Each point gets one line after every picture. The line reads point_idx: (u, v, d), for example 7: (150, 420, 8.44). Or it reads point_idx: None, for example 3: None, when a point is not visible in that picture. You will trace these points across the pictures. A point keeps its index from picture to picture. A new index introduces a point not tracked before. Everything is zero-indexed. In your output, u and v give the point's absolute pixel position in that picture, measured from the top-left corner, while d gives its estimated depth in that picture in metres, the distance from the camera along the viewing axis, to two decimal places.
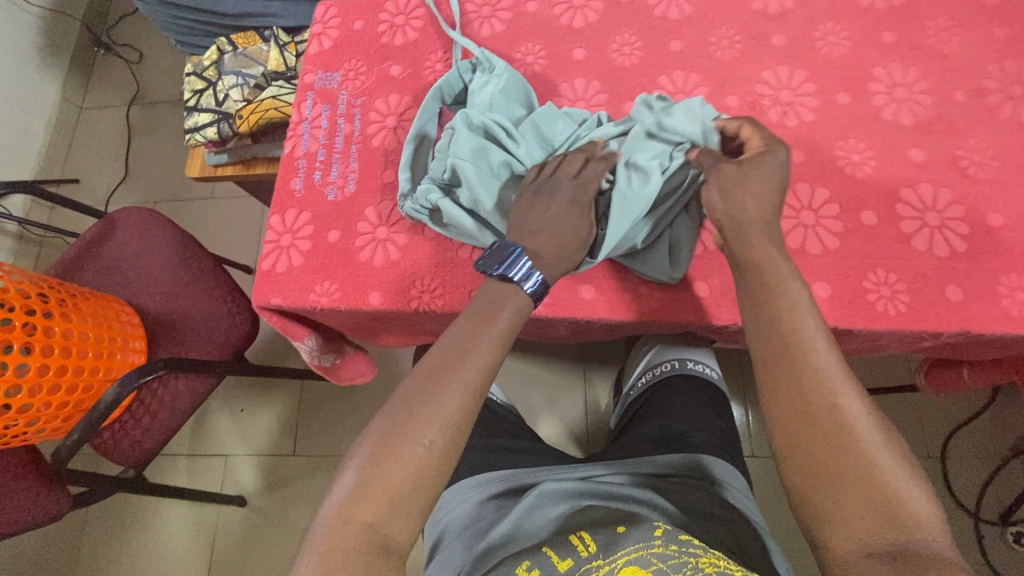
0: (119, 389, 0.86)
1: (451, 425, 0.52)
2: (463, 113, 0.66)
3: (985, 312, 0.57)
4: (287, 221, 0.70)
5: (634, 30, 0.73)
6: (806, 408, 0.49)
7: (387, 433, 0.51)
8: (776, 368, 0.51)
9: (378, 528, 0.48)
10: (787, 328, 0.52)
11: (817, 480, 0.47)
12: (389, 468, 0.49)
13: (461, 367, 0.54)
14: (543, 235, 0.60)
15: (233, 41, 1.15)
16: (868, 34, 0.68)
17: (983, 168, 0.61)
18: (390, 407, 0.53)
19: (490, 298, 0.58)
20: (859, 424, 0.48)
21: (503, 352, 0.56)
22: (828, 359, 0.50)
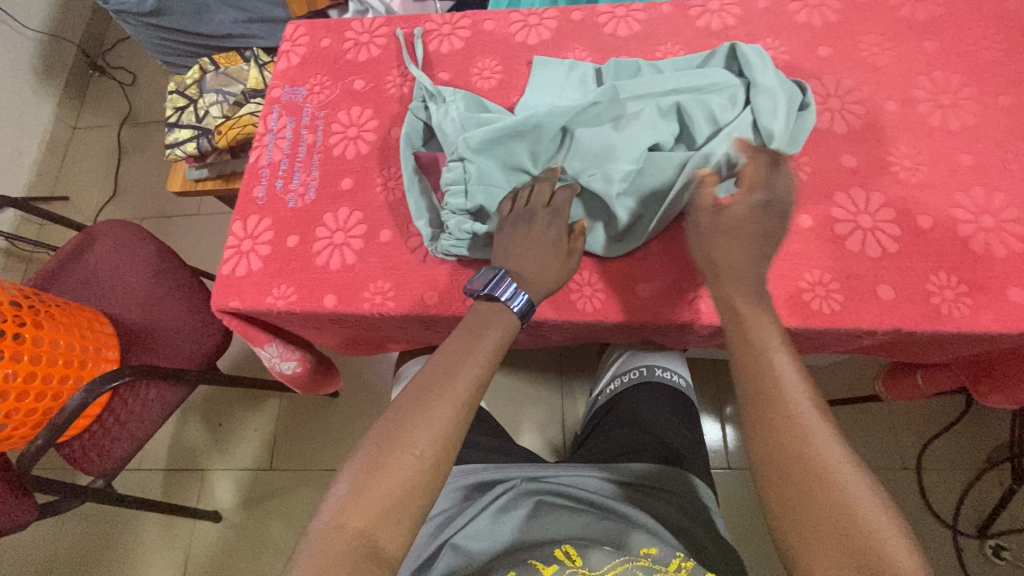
0: (85, 394, 0.86)
1: (441, 437, 0.51)
2: (463, 138, 0.66)
3: (916, 310, 0.59)
4: (248, 227, 0.72)
5: (585, 47, 0.77)
6: (780, 446, 0.46)
7: (382, 443, 0.51)
8: (751, 408, 0.49)
9: (369, 535, 0.47)
10: (764, 367, 0.50)
11: (791, 520, 0.43)
12: (383, 478, 0.49)
13: (449, 382, 0.54)
14: (526, 258, 0.61)
15: (216, 61, 1.19)
16: (805, 48, 0.71)
17: (913, 174, 0.64)
18: (384, 421, 0.53)
19: (487, 315, 0.58)
20: (838, 464, 0.44)
21: (492, 369, 0.56)
22: (802, 396, 0.48)
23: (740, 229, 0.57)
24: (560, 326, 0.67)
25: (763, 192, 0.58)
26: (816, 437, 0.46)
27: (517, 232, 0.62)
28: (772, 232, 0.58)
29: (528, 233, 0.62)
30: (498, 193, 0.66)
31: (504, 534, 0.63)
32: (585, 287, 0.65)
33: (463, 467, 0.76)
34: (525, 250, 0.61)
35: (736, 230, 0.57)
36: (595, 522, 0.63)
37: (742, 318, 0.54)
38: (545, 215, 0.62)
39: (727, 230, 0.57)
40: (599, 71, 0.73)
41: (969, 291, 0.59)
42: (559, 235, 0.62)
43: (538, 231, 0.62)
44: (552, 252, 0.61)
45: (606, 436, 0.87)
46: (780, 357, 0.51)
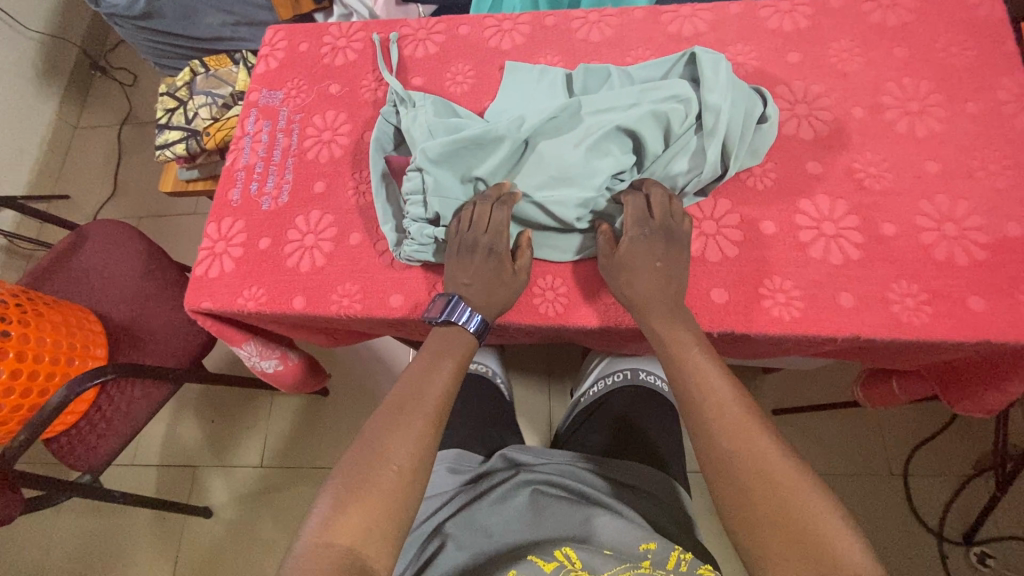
0: (68, 391, 0.88)
1: (418, 449, 0.54)
2: (420, 148, 0.66)
3: (875, 318, 0.58)
4: (222, 229, 0.74)
5: (557, 51, 0.77)
6: (727, 462, 0.50)
7: (363, 461, 0.52)
8: (697, 428, 0.53)
9: (358, 552, 0.47)
10: (695, 389, 0.54)
11: (746, 528, 0.47)
12: (370, 494, 0.50)
13: (420, 398, 0.56)
14: (476, 284, 0.62)
15: (206, 63, 1.21)
16: (774, 55, 0.71)
17: (877, 180, 0.64)
18: (364, 439, 0.54)
19: (446, 342, 0.61)
20: (781, 471, 0.48)
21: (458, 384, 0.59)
22: (736, 406, 0.52)
23: (639, 261, 0.59)
24: (524, 330, 0.67)
25: (640, 224, 0.60)
26: (757, 448, 0.50)
27: (459, 253, 0.63)
28: (666, 256, 0.60)
29: (471, 254, 0.62)
30: (455, 205, 0.66)
31: (487, 521, 0.64)
32: (548, 291, 0.65)
33: (463, 457, 0.79)
34: (474, 275, 0.62)
35: (633, 261, 0.60)
36: (583, 514, 0.63)
37: (671, 342, 0.57)
38: (486, 234, 0.62)
39: (638, 256, 0.59)
40: (569, 77, 0.73)
41: (930, 299, 0.58)
42: (501, 255, 0.62)
43: (479, 256, 0.62)
44: (499, 275, 0.62)
45: (588, 442, 0.83)
46: (710, 375, 0.54)
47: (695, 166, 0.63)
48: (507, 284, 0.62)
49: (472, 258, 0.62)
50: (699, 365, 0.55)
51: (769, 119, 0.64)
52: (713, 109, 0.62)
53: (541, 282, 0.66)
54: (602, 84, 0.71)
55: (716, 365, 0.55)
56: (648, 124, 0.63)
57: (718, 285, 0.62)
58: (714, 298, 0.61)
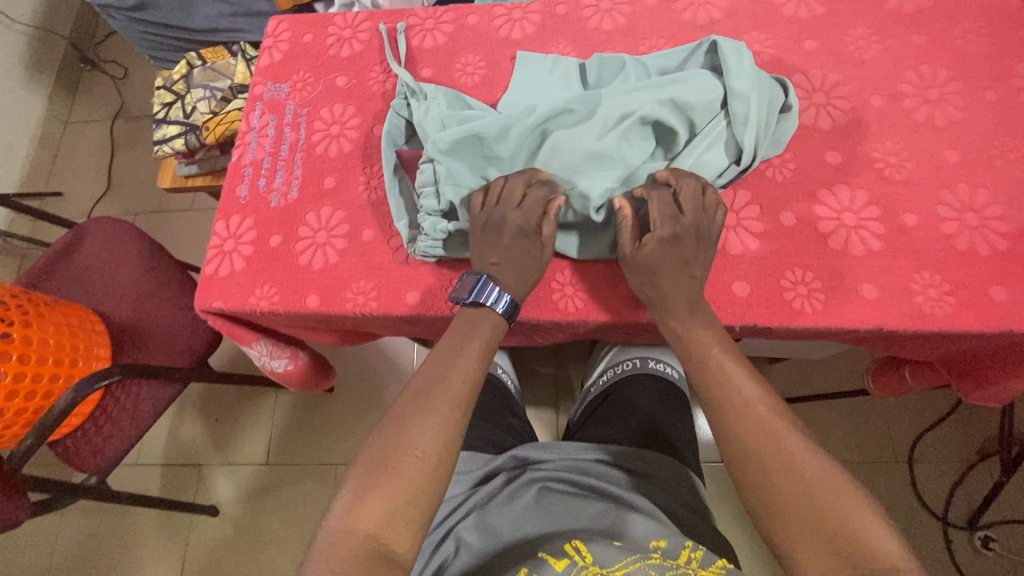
0: (73, 394, 0.86)
1: (442, 435, 0.52)
2: (432, 140, 0.65)
3: (898, 309, 0.58)
4: (231, 227, 0.72)
5: (569, 41, 0.76)
6: (756, 461, 0.49)
7: (386, 447, 0.52)
8: (721, 429, 0.52)
9: (382, 538, 0.47)
10: (716, 386, 0.54)
11: (777, 527, 0.47)
12: (393, 479, 0.50)
13: (443, 383, 0.55)
14: (502, 263, 0.61)
15: (203, 56, 1.19)
16: (791, 43, 0.70)
17: (898, 170, 0.63)
18: (386, 426, 0.54)
19: (474, 323, 0.59)
20: (806, 464, 0.48)
21: (485, 366, 0.58)
22: (761, 405, 0.52)
23: (665, 262, 0.58)
24: (543, 326, 0.67)
25: (671, 223, 0.58)
26: (782, 443, 0.49)
27: (489, 226, 0.62)
28: (694, 257, 0.58)
29: (500, 229, 0.61)
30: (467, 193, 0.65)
31: (505, 517, 0.63)
32: (567, 286, 0.65)
33: (475, 456, 0.77)
34: (501, 254, 0.61)
35: (659, 263, 0.58)
36: (602, 507, 0.62)
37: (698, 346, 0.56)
38: (519, 209, 0.61)
39: (659, 255, 0.58)
40: (583, 66, 0.72)
41: (952, 290, 0.58)
42: (532, 230, 0.61)
43: (507, 234, 0.61)
44: (529, 252, 0.61)
45: (600, 428, 0.82)
46: (732, 372, 0.54)
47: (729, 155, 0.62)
48: (537, 261, 0.61)
49: (497, 236, 0.61)
50: (721, 363, 0.55)
51: (790, 107, 0.63)
52: (739, 97, 0.61)
53: (561, 277, 0.65)
54: (617, 74, 0.70)
55: (737, 361, 0.55)
56: (677, 113, 0.62)
57: (740, 278, 0.61)
58: (736, 291, 0.61)
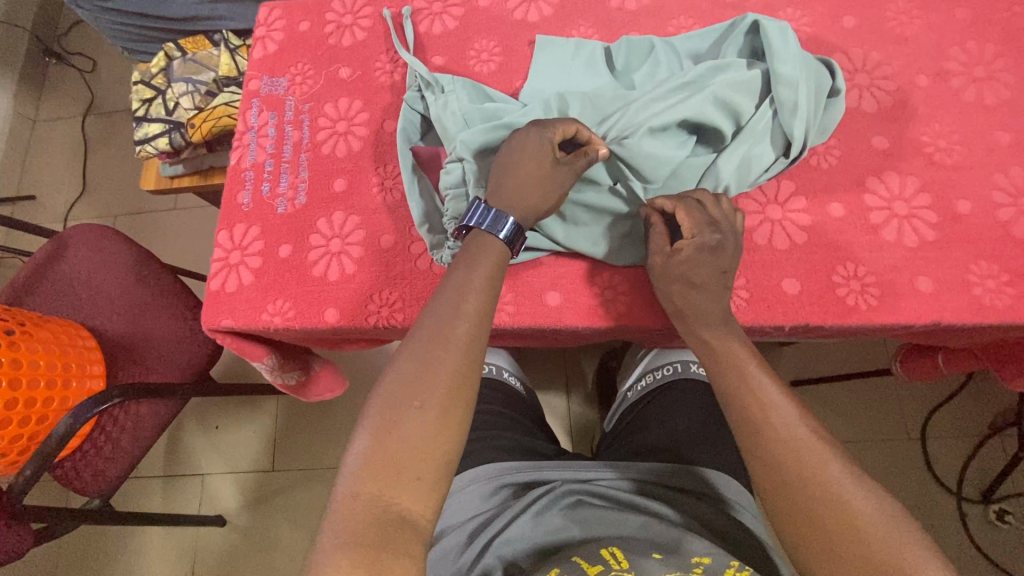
0: (71, 421, 0.81)
1: (451, 390, 0.48)
2: (460, 139, 0.60)
3: (956, 303, 0.55)
4: (235, 237, 0.67)
5: (591, 22, 0.70)
6: (792, 486, 0.44)
7: (388, 408, 0.46)
8: (754, 450, 0.47)
9: (388, 501, 0.43)
10: (758, 410, 0.48)
11: (814, 557, 0.42)
12: (393, 434, 0.45)
13: (447, 331, 0.50)
14: (510, 191, 0.56)
15: (182, 46, 1.10)
16: (829, 19, 0.66)
17: (949, 154, 0.60)
18: (383, 382, 0.48)
19: (475, 250, 0.54)
20: (858, 502, 0.43)
21: (489, 300, 0.52)
22: (799, 427, 0.47)
23: (695, 268, 0.55)
24: (580, 332, 0.63)
25: (710, 228, 0.55)
26: (826, 475, 0.44)
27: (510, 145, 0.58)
28: (728, 265, 0.56)
29: (525, 150, 0.57)
30: None
31: (532, 537, 0.59)
32: (607, 291, 0.62)
33: (498, 463, 0.71)
34: (512, 181, 0.57)
35: (692, 272, 0.55)
36: (638, 522, 0.58)
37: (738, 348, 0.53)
38: (550, 127, 0.57)
39: (689, 266, 0.55)
40: (608, 50, 0.67)
41: (1011, 280, 0.55)
42: (550, 152, 0.56)
43: (521, 159, 0.57)
44: (545, 177, 0.56)
45: (637, 435, 0.79)
46: (770, 395, 0.49)
47: (780, 147, 0.59)
48: (543, 189, 0.56)
49: (504, 159, 0.57)
50: (759, 387, 0.50)
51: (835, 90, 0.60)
52: (787, 81, 0.58)
53: (599, 282, 0.62)
54: (646, 58, 0.65)
55: (775, 382, 0.50)
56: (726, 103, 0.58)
57: (789, 275, 0.58)
58: (786, 289, 0.58)
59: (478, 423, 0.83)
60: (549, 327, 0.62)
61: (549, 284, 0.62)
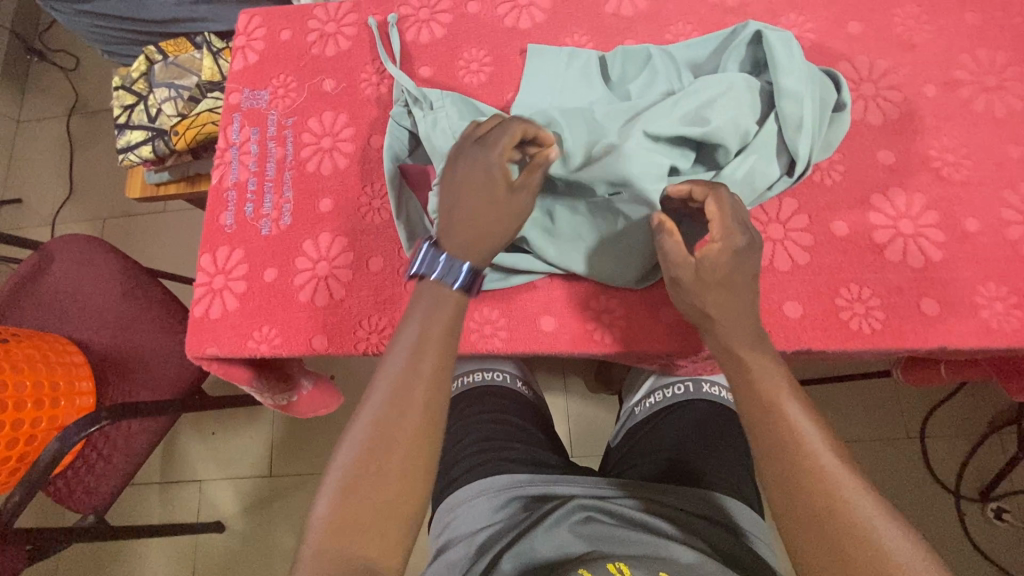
0: (59, 445, 0.80)
1: (414, 449, 0.46)
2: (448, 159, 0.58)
3: (962, 326, 0.54)
4: (218, 261, 0.64)
5: (585, 30, 0.67)
6: (817, 510, 0.42)
7: (363, 459, 0.45)
8: (777, 472, 0.45)
9: (350, 554, 0.42)
10: (786, 432, 0.45)
11: None
12: (355, 493, 0.44)
13: (411, 383, 0.47)
14: (462, 221, 0.52)
15: (163, 50, 1.07)
16: (834, 25, 0.63)
17: (957, 169, 0.58)
18: (349, 433, 0.46)
19: (428, 301, 0.50)
20: (891, 543, 0.40)
21: (448, 349, 0.50)
22: (826, 449, 0.44)
23: (724, 275, 0.51)
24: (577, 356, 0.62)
25: (741, 228, 0.51)
26: (853, 510, 0.41)
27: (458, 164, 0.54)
28: (753, 265, 0.52)
29: (473, 173, 0.53)
30: None
31: (540, 553, 0.59)
32: (605, 313, 0.60)
33: (507, 474, 0.70)
34: (463, 207, 0.53)
35: (723, 275, 0.51)
36: (649, 540, 0.58)
37: (745, 349, 0.50)
38: (500, 141, 0.53)
39: (716, 282, 0.51)
40: (603, 59, 0.65)
41: (1019, 303, 0.54)
42: (504, 175, 0.53)
43: (471, 182, 0.53)
44: (501, 199, 0.53)
45: (640, 462, 0.78)
46: (798, 415, 0.46)
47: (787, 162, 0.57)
48: (499, 216, 0.53)
49: (455, 181, 0.53)
50: (788, 414, 0.46)
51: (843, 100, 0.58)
52: (792, 95, 0.55)
53: (595, 303, 0.60)
54: (643, 68, 0.63)
55: (801, 404, 0.47)
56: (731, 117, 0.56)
57: (791, 297, 0.56)
58: (788, 313, 0.56)
59: (478, 431, 0.81)
60: (544, 353, 0.60)
61: (543, 308, 0.61)
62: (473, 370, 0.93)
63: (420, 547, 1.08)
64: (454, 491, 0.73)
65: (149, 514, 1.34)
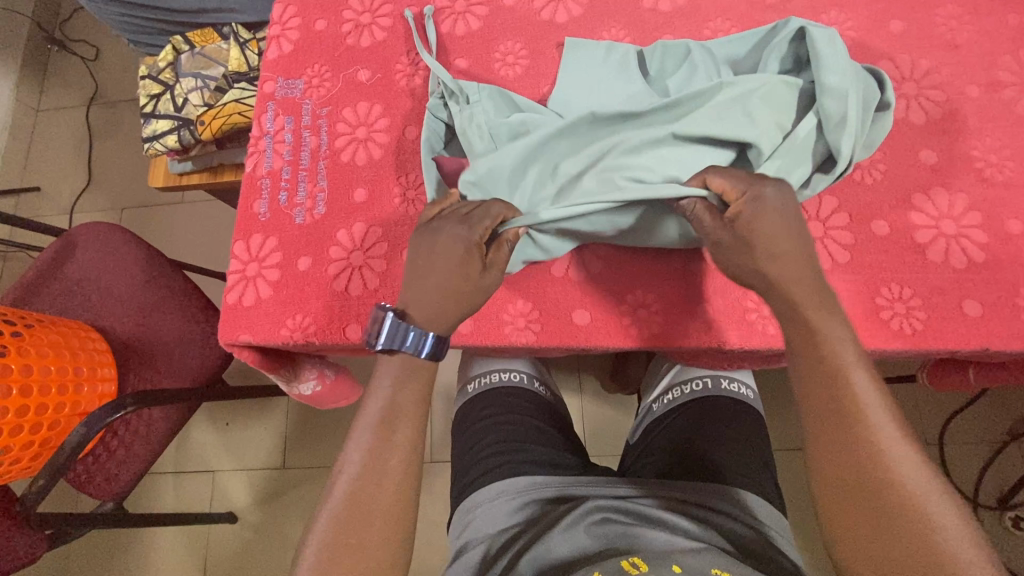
0: (85, 429, 0.80)
1: (397, 513, 0.48)
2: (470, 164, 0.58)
3: (1004, 328, 0.53)
4: (252, 249, 0.64)
5: (622, 24, 0.67)
6: (858, 472, 0.42)
7: (344, 522, 0.47)
8: (824, 432, 0.44)
9: None
10: (844, 394, 0.44)
11: (857, 543, 0.41)
12: (341, 551, 0.46)
13: (391, 447, 0.49)
14: (429, 281, 0.52)
15: (190, 40, 1.08)
16: (875, 23, 0.62)
17: (999, 170, 0.57)
18: (334, 493, 0.48)
19: (394, 374, 0.51)
20: (930, 508, 0.40)
21: (421, 412, 0.51)
22: (880, 415, 0.44)
23: (770, 228, 0.48)
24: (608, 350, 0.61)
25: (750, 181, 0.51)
26: (896, 472, 0.42)
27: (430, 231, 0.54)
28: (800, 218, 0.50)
29: (443, 247, 0.53)
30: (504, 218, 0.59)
31: (555, 554, 0.58)
32: (639, 308, 0.60)
33: (528, 477, 0.71)
34: (430, 268, 0.52)
35: (767, 231, 0.48)
36: (666, 538, 0.58)
37: (808, 340, 0.47)
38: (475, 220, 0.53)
39: (764, 247, 0.48)
40: (641, 54, 0.64)
41: None
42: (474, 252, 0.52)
43: (443, 248, 0.52)
44: (469, 270, 0.52)
45: (661, 457, 0.77)
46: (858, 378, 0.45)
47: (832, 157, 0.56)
48: (467, 286, 0.52)
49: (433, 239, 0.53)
50: (858, 397, 0.44)
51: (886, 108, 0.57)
52: (836, 93, 0.55)
53: (630, 297, 0.60)
54: (682, 63, 0.62)
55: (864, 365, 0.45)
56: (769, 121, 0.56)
57: None
58: None
59: (501, 431, 0.81)
60: (578, 347, 0.60)
61: (576, 302, 0.60)
62: (492, 370, 0.93)
63: (435, 542, 1.09)
64: (474, 491, 0.73)
65: (163, 503, 1.34)
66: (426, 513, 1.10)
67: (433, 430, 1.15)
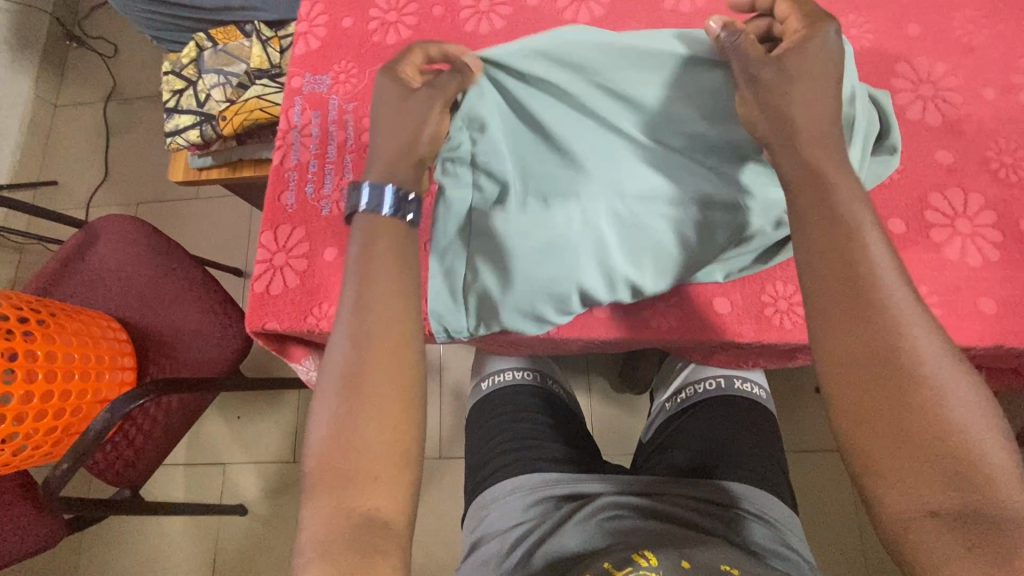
0: (108, 415, 0.81)
1: (398, 396, 0.43)
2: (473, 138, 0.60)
3: (1019, 324, 0.54)
4: (279, 239, 0.66)
5: (643, 24, 0.69)
6: (877, 359, 0.38)
7: (341, 412, 0.41)
8: (835, 320, 0.40)
9: (356, 501, 0.39)
10: (863, 270, 0.40)
11: (871, 438, 0.37)
12: (343, 439, 0.41)
13: (380, 323, 0.44)
14: (383, 134, 0.51)
15: (213, 36, 1.10)
16: (892, 26, 0.64)
17: (1015, 171, 0.58)
18: (322, 383, 0.43)
19: (365, 231, 0.48)
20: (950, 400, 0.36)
21: (398, 276, 0.46)
22: (899, 289, 0.40)
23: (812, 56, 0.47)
24: (625, 343, 0.63)
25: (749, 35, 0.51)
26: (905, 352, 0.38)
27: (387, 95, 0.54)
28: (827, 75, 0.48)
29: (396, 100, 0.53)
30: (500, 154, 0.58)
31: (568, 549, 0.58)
32: (657, 303, 0.61)
33: (539, 474, 0.71)
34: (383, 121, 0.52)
35: (805, 60, 0.47)
36: (678, 535, 0.58)
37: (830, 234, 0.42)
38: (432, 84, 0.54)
39: (800, 74, 0.47)
40: None
41: None
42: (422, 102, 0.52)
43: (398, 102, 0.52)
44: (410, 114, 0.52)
45: (674, 452, 0.78)
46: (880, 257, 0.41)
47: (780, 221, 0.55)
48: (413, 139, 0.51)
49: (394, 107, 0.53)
50: (875, 270, 0.40)
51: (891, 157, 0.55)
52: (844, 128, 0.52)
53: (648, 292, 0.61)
54: None
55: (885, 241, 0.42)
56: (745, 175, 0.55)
57: None
58: None
59: (517, 428, 0.82)
60: (597, 338, 0.61)
61: None
62: (505, 369, 0.94)
63: (445, 535, 1.10)
64: (489, 486, 0.74)
65: (174, 494, 1.35)
66: (437, 507, 1.11)
67: (444, 426, 1.16)
